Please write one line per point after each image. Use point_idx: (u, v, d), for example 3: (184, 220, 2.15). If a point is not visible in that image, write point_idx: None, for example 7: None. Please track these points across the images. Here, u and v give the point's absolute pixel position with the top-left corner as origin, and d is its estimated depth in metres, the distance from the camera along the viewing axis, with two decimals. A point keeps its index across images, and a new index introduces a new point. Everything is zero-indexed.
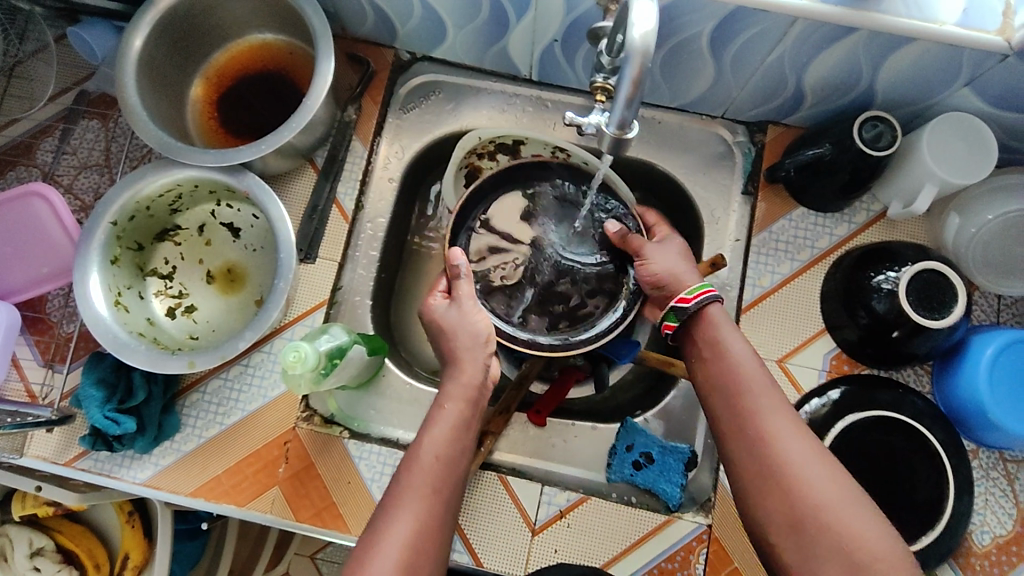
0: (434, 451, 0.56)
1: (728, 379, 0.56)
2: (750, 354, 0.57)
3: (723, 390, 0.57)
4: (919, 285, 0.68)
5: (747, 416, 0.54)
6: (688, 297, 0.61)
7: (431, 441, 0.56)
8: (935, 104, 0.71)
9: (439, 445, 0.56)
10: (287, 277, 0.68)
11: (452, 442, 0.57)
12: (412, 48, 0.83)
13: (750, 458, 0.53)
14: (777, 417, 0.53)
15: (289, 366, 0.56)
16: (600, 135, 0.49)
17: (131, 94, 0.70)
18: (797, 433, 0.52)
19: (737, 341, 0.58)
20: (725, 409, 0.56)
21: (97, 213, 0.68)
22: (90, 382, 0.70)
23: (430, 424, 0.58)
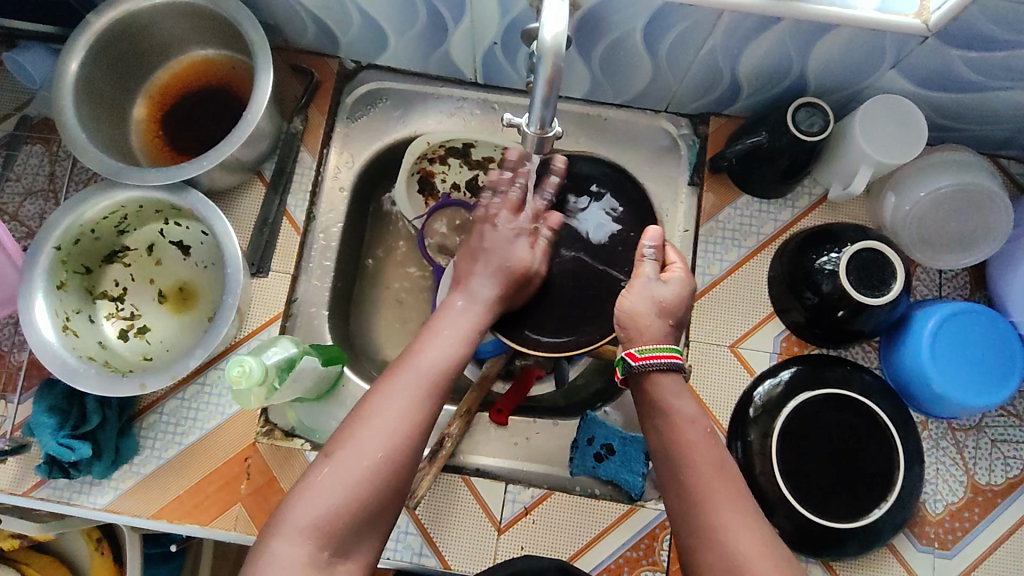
0: (438, 352, 0.58)
1: (675, 452, 0.55)
2: (696, 414, 0.57)
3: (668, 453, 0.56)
4: (859, 264, 0.70)
5: (690, 485, 0.54)
6: (637, 356, 0.58)
7: (435, 342, 0.58)
8: (866, 87, 0.73)
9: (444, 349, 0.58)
10: (235, 293, 0.68)
11: (456, 349, 0.59)
12: (356, 57, 0.84)
13: (694, 533, 0.52)
14: (718, 495, 0.53)
15: (235, 381, 0.55)
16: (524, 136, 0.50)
17: (69, 117, 0.70)
18: (743, 526, 0.51)
19: (680, 406, 0.57)
20: (672, 474, 0.55)
21: (39, 239, 0.67)
22: (42, 410, 0.69)
23: (436, 331, 0.60)
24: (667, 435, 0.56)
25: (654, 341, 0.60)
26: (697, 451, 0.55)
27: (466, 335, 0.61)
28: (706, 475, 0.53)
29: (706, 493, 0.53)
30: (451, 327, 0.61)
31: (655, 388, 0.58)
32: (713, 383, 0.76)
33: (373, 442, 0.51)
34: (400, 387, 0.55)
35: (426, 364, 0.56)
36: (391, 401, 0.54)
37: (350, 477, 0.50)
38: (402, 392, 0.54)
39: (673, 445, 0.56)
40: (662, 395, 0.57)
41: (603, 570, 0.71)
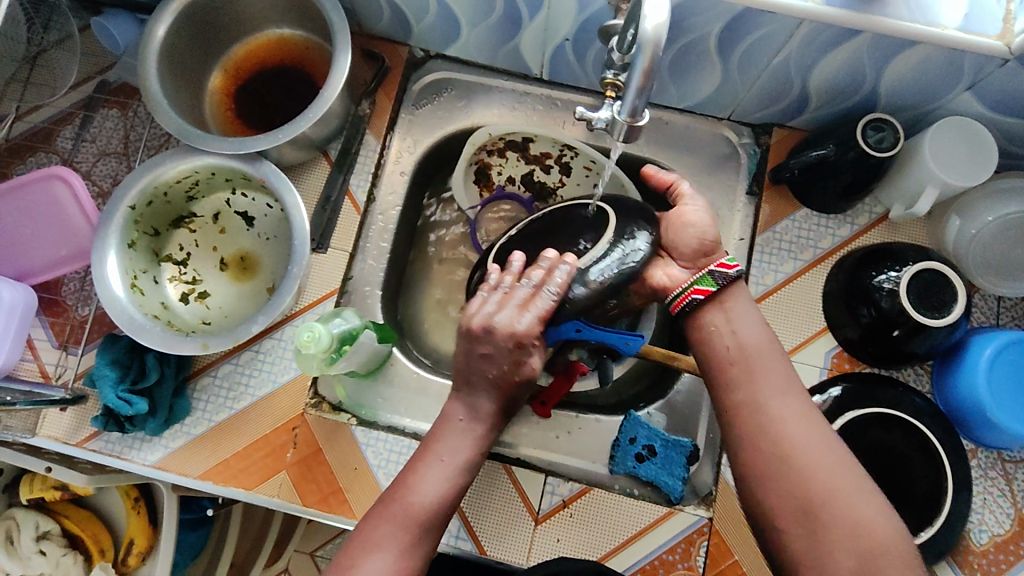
0: (428, 496, 0.58)
1: (740, 360, 0.59)
2: (758, 331, 0.61)
3: (723, 362, 0.60)
4: (919, 284, 0.70)
5: (750, 388, 0.58)
6: (729, 264, 0.63)
7: (428, 480, 0.59)
8: (937, 108, 0.73)
9: (435, 490, 0.59)
10: (300, 264, 0.70)
11: (448, 492, 0.59)
12: (426, 46, 0.85)
13: (754, 433, 0.56)
14: (785, 404, 0.56)
15: (303, 345, 0.56)
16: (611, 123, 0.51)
17: (153, 83, 0.72)
18: (815, 435, 0.55)
19: (744, 324, 0.61)
20: (731, 377, 0.59)
21: (116, 198, 0.69)
22: (104, 363, 0.72)
23: (429, 458, 0.60)
24: (726, 344, 0.60)
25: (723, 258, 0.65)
26: (760, 361, 0.59)
27: (462, 444, 0.61)
28: (764, 378, 0.58)
29: (767, 402, 0.57)
30: (448, 454, 0.60)
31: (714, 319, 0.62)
32: None
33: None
34: (387, 534, 0.56)
35: (416, 506, 0.57)
36: (374, 541, 0.56)
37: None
38: (388, 541, 0.56)
39: (733, 353, 0.60)
40: (732, 313, 0.61)
41: (638, 570, 0.71)
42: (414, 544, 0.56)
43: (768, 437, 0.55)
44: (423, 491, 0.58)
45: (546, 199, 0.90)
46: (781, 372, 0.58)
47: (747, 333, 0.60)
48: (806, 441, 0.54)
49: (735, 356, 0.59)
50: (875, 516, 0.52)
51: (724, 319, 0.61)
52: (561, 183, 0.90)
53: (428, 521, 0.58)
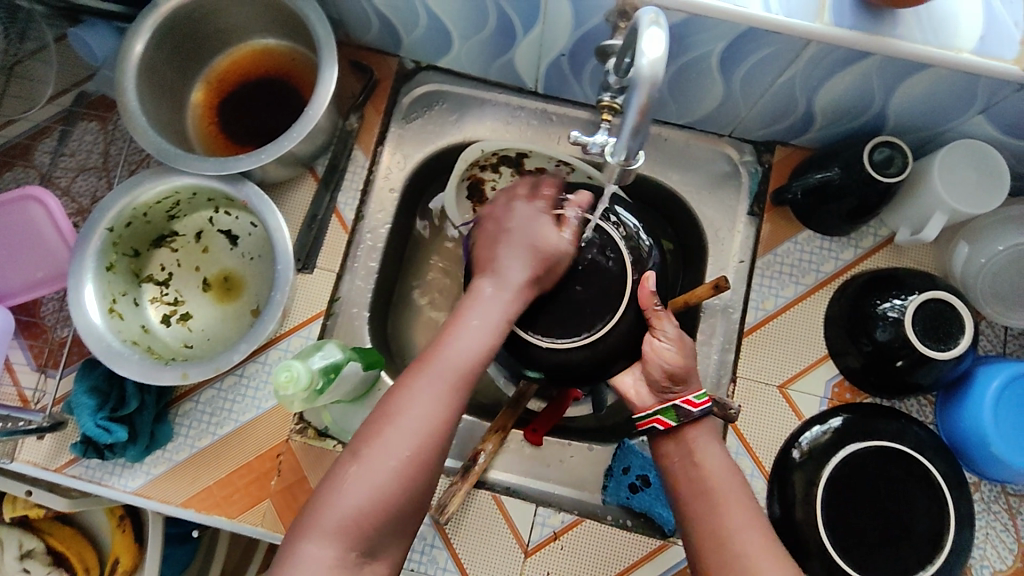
0: (461, 338, 0.57)
1: (709, 492, 0.58)
2: (724, 463, 0.59)
3: (691, 492, 0.59)
4: (925, 314, 0.67)
5: (714, 519, 0.56)
6: (694, 400, 0.61)
7: (463, 337, 0.57)
8: (946, 130, 0.70)
9: (467, 333, 0.57)
10: (283, 290, 0.68)
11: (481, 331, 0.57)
12: (417, 57, 0.82)
13: (723, 571, 0.54)
14: (753, 537, 0.55)
15: (280, 386, 0.54)
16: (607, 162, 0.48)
17: (131, 99, 0.69)
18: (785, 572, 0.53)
19: (710, 455, 0.60)
20: (697, 509, 0.58)
21: (93, 220, 0.67)
22: (83, 390, 0.69)
23: (462, 316, 0.58)
24: (694, 473, 0.59)
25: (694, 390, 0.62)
26: (728, 489, 0.57)
27: (494, 311, 0.58)
28: (732, 507, 0.56)
29: (736, 537, 0.55)
30: (481, 322, 0.58)
31: (682, 446, 0.61)
32: (756, 423, 0.74)
33: (382, 460, 0.51)
34: (422, 387, 0.54)
35: (451, 365, 0.55)
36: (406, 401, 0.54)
37: (372, 490, 0.50)
38: (425, 393, 0.54)
39: (698, 483, 0.58)
40: (694, 447, 0.60)
41: None
42: (451, 395, 0.55)
43: (735, 568, 0.53)
44: (457, 342, 0.57)
45: None
46: (749, 503, 0.57)
47: (711, 465, 0.59)
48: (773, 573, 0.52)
49: (701, 485, 0.58)
50: None
51: (688, 452, 0.60)
52: None
53: (465, 379, 0.56)
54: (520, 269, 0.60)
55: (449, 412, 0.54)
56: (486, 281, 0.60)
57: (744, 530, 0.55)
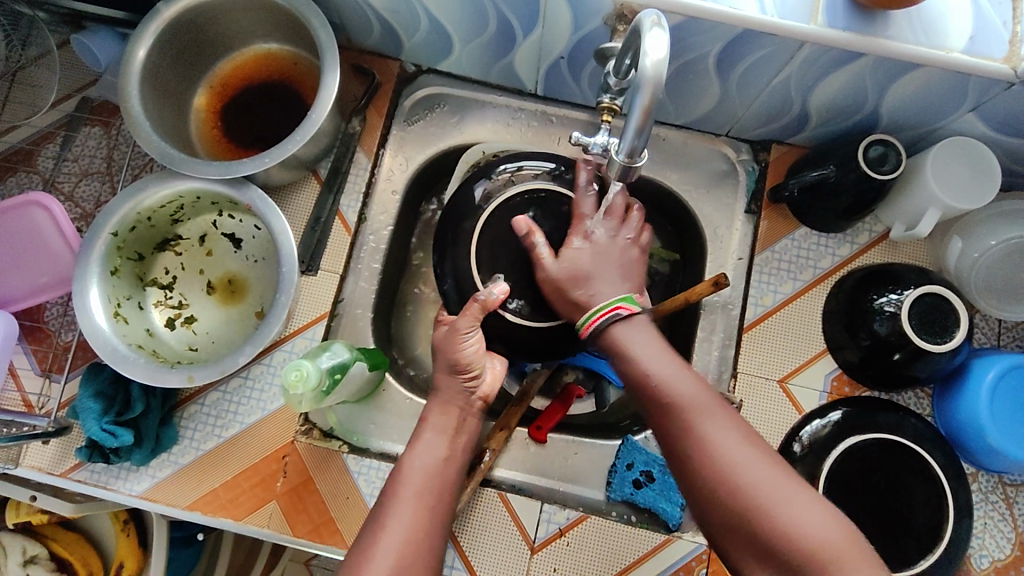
0: (420, 462, 0.60)
1: (649, 371, 0.56)
2: (669, 364, 0.56)
3: (646, 395, 0.56)
4: (922, 308, 0.68)
5: (685, 429, 0.52)
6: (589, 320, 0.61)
7: (420, 450, 0.61)
8: (939, 128, 0.71)
9: (421, 454, 0.61)
10: (289, 291, 0.68)
11: (434, 452, 0.62)
12: (418, 61, 0.83)
13: (681, 452, 0.52)
14: (701, 408, 0.53)
15: (290, 385, 0.54)
16: (609, 161, 0.49)
17: (135, 104, 0.69)
18: (738, 441, 0.51)
19: (650, 355, 0.57)
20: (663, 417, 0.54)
21: (97, 225, 0.67)
22: (88, 395, 0.69)
23: (414, 444, 0.62)
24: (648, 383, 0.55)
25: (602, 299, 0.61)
26: (697, 402, 0.53)
27: (441, 431, 0.63)
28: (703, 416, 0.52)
29: (680, 409, 0.53)
30: (435, 434, 0.63)
31: (615, 342, 0.59)
32: (756, 417, 0.75)
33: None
34: (404, 500, 0.57)
35: (416, 472, 0.60)
36: (393, 512, 0.56)
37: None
38: (395, 514, 0.56)
39: (651, 389, 0.55)
40: (630, 341, 0.58)
41: None
42: (422, 503, 0.58)
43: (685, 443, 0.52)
44: (415, 466, 0.60)
45: None
46: (696, 380, 0.55)
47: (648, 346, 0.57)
48: (769, 488, 0.48)
49: (660, 394, 0.55)
50: (812, 519, 0.47)
51: (625, 348, 0.58)
52: None
53: (426, 490, 0.59)
54: (454, 401, 0.65)
55: (422, 525, 0.56)
56: (434, 406, 0.65)
57: (721, 434, 0.51)
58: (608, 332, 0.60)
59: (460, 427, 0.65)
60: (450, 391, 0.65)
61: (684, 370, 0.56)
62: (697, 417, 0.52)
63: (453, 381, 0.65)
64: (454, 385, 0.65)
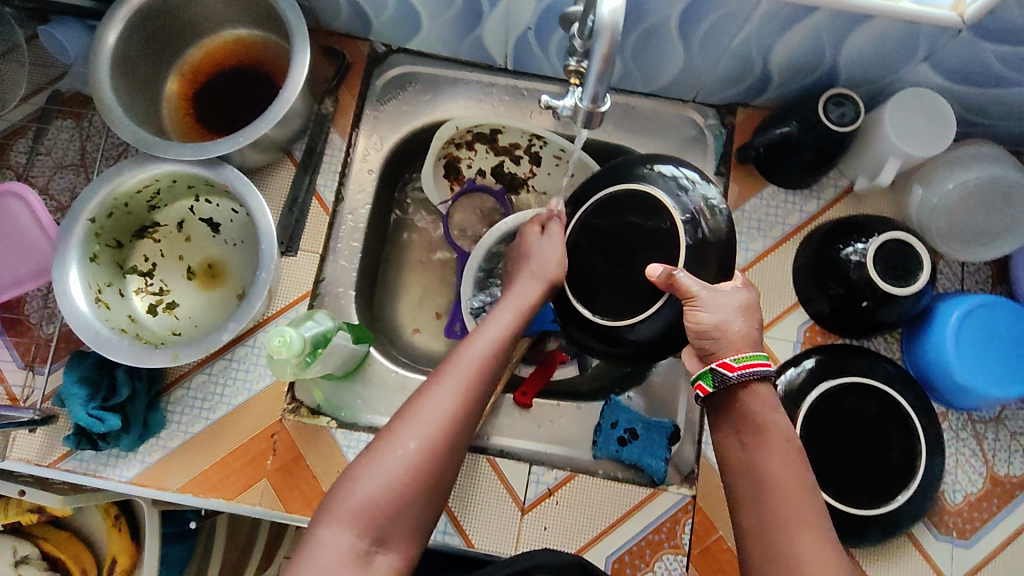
0: (488, 340, 0.59)
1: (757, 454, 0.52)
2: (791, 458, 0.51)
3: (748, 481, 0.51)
4: (885, 255, 0.71)
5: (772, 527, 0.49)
6: (733, 364, 0.52)
7: (485, 330, 0.60)
8: (895, 80, 0.74)
9: (494, 337, 0.59)
10: (269, 268, 0.69)
11: (503, 335, 0.60)
12: (387, 41, 0.84)
13: (757, 525, 0.50)
14: (798, 505, 0.49)
15: (274, 350, 0.56)
16: (575, 109, 0.52)
17: (106, 91, 0.70)
18: (823, 554, 0.47)
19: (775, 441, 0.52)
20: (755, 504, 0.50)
21: (74, 211, 0.67)
22: (73, 381, 0.70)
23: (489, 320, 0.61)
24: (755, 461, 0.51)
25: (750, 350, 0.53)
26: (802, 515, 0.49)
27: (515, 322, 0.61)
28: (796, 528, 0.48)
29: (777, 498, 0.50)
30: (496, 322, 0.60)
31: (742, 406, 0.53)
32: None
33: (420, 430, 0.52)
34: (451, 378, 0.55)
35: (477, 352, 0.57)
36: (443, 387, 0.55)
37: (408, 458, 0.51)
38: (452, 382, 0.55)
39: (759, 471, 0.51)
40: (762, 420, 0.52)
41: (625, 552, 0.72)
42: (479, 380, 0.56)
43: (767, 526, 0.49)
44: (481, 342, 0.58)
45: (517, 189, 0.90)
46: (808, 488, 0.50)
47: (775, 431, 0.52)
48: None
49: (766, 477, 0.51)
50: None
51: (752, 420, 0.53)
52: (532, 173, 0.90)
53: (485, 372, 0.56)
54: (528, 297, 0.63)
55: (473, 401, 0.55)
56: (518, 291, 0.63)
57: (799, 521, 0.49)
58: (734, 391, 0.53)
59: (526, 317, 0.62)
60: (523, 287, 0.63)
61: (786, 449, 0.52)
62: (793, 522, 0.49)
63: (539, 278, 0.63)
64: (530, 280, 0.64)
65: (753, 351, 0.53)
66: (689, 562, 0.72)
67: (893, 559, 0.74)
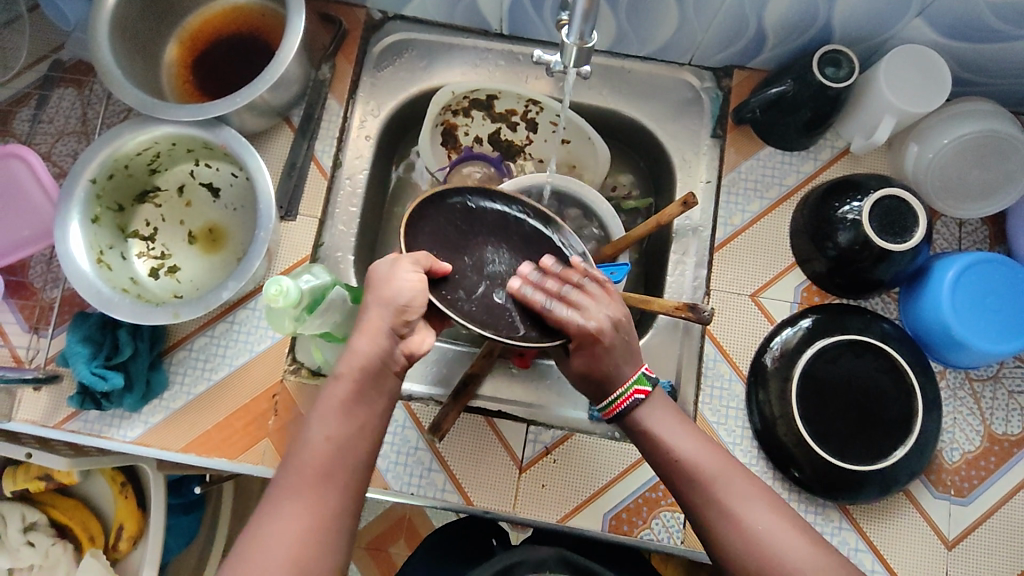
0: (325, 433, 0.53)
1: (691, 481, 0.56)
2: (684, 438, 0.58)
3: (676, 483, 0.57)
4: (881, 211, 0.71)
5: (712, 508, 0.54)
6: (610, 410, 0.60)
7: (316, 418, 0.53)
8: (891, 38, 0.74)
9: (330, 426, 0.52)
10: (267, 228, 0.69)
11: (344, 420, 0.53)
12: (384, 7, 0.85)
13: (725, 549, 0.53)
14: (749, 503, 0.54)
15: (272, 299, 0.56)
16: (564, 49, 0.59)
17: (105, 54, 0.71)
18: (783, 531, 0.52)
19: (671, 432, 0.58)
20: (690, 501, 0.56)
21: (76, 171, 0.68)
22: (77, 339, 0.71)
23: (319, 403, 0.54)
24: (666, 464, 0.57)
25: (619, 385, 0.59)
26: (723, 474, 0.55)
27: (360, 396, 0.54)
28: (727, 492, 0.54)
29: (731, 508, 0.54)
30: (323, 406, 0.54)
31: (637, 430, 0.59)
32: (732, 331, 0.78)
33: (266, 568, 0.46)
34: (288, 496, 0.50)
35: (307, 451, 0.52)
36: (279, 513, 0.49)
37: None
38: (290, 497, 0.50)
39: (671, 467, 0.57)
40: (651, 422, 0.59)
41: (623, 509, 0.73)
42: (325, 480, 0.51)
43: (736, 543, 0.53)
44: (313, 436, 0.52)
45: (513, 156, 0.91)
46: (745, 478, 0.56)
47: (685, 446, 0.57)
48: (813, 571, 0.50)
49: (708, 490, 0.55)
50: None
51: (646, 430, 0.59)
52: (529, 140, 0.91)
53: (332, 469, 0.51)
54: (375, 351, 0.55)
55: (326, 499, 0.50)
56: (353, 353, 0.55)
57: (756, 517, 0.53)
58: (628, 416, 0.59)
59: (367, 390, 0.54)
60: (372, 341, 0.55)
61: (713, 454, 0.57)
62: (725, 494, 0.54)
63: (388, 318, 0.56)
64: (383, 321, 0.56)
65: (631, 381, 0.59)
66: (686, 519, 0.72)
67: (890, 517, 0.74)
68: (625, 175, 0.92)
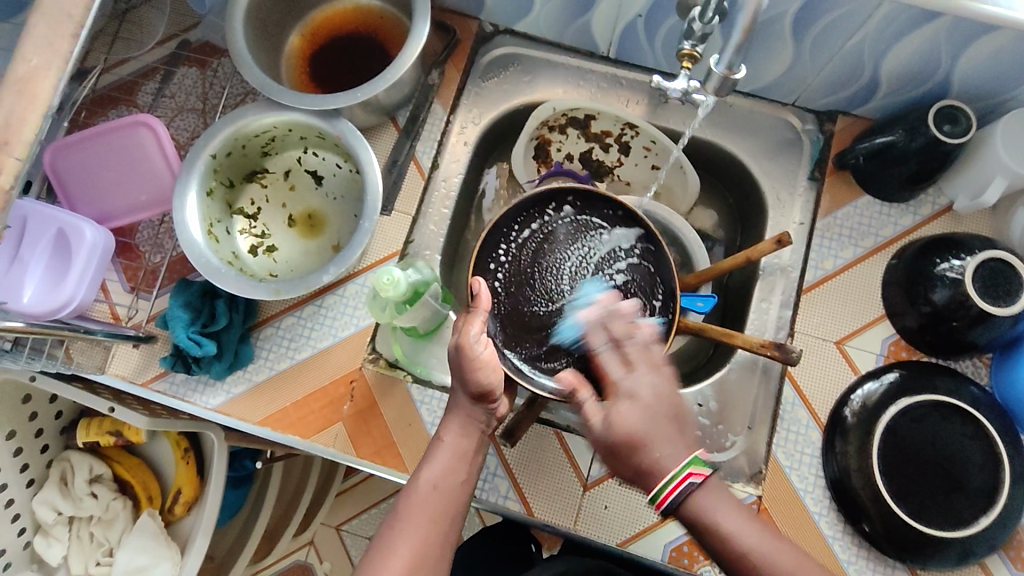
0: (431, 481, 0.57)
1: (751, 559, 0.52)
2: (740, 518, 0.54)
3: (725, 564, 0.54)
4: (985, 273, 0.69)
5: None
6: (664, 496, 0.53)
7: (429, 465, 0.58)
8: (1010, 99, 0.73)
9: (438, 474, 0.57)
10: (371, 219, 0.72)
11: (451, 471, 0.57)
12: (496, 21, 0.87)
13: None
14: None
15: (382, 287, 0.64)
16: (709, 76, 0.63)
17: (239, 39, 0.75)
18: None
19: (732, 521, 0.54)
20: (734, 569, 0.54)
21: (200, 145, 0.72)
22: (178, 304, 0.75)
23: (430, 459, 0.58)
24: (723, 551, 0.53)
25: (666, 470, 0.53)
26: (796, 564, 0.52)
27: (465, 457, 0.58)
28: (804, 574, 0.52)
29: (786, 574, 0.52)
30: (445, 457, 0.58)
31: (691, 512, 0.54)
32: (811, 376, 0.77)
33: None
34: (406, 532, 0.53)
35: (420, 490, 0.56)
36: (393, 551, 0.52)
37: None
38: (400, 535, 0.53)
39: (737, 559, 0.53)
40: (705, 518, 0.54)
41: (683, 543, 0.71)
42: (432, 525, 0.54)
43: None
44: (427, 481, 0.56)
45: (601, 176, 0.93)
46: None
47: (727, 522, 0.53)
48: None
49: (746, 562, 0.53)
50: None
51: (708, 523, 0.54)
52: (619, 163, 0.92)
53: (441, 515, 0.55)
54: (476, 427, 0.60)
55: (432, 544, 0.54)
56: (456, 424, 0.60)
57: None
58: (684, 508, 0.54)
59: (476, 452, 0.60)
60: (475, 409, 0.60)
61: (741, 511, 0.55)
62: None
63: (472, 409, 0.60)
64: (473, 411, 0.60)
65: (684, 465, 0.53)
66: None
67: None
68: (712, 209, 0.93)
